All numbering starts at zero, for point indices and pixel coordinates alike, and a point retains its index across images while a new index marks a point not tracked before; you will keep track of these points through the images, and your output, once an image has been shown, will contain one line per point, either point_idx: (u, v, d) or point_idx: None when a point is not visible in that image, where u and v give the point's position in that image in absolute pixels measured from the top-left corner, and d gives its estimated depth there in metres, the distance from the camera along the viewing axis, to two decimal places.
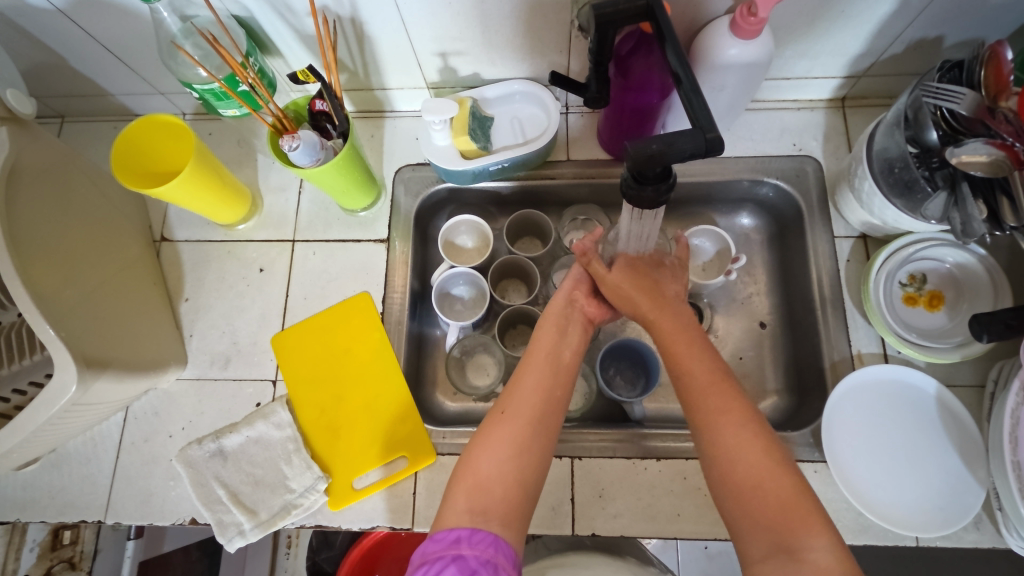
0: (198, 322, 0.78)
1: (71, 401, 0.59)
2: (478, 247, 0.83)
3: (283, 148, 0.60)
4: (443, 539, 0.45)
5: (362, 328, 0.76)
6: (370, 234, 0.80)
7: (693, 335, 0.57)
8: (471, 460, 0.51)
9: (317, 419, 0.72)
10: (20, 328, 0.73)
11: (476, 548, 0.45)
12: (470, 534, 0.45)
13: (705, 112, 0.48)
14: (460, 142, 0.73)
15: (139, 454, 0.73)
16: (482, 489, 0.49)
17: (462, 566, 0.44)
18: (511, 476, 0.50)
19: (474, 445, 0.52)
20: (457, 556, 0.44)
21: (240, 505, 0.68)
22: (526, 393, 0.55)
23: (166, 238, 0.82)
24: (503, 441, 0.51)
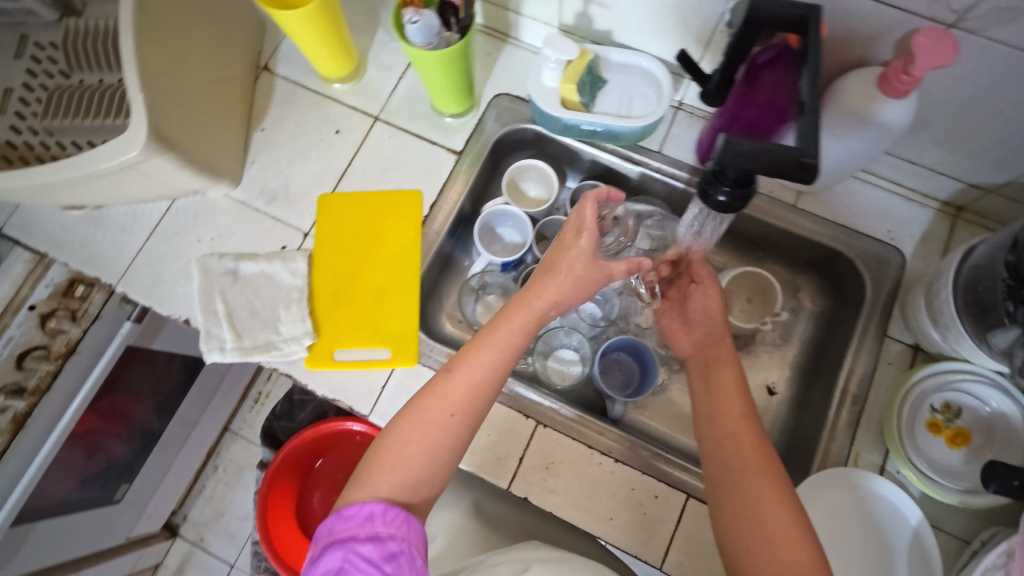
0: (262, 153, 0.81)
1: (128, 161, 0.63)
2: (538, 199, 0.83)
3: (405, 17, 0.62)
4: (354, 516, 0.48)
5: (401, 221, 0.77)
6: (447, 140, 0.81)
7: (739, 382, 0.58)
8: (396, 447, 0.52)
9: (327, 283, 0.74)
10: (116, 90, 0.79)
11: (387, 526, 0.48)
12: (384, 511, 0.48)
13: (811, 139, 0.46)
14: (566, 90, 0.73)
15: (166, 244, 0.77)
16: (408, 483, 0.51)
17: (375, 541, 0.47)
18: (439, 470, 0.53)
19: (405, 427, 0.53)
20: (370, 534, 0.47)
21: (231, 324, 0.72)
22: (471, 391, 0.54)
23: (269, 68, 0.85)
24: (436, 437, 0.53)
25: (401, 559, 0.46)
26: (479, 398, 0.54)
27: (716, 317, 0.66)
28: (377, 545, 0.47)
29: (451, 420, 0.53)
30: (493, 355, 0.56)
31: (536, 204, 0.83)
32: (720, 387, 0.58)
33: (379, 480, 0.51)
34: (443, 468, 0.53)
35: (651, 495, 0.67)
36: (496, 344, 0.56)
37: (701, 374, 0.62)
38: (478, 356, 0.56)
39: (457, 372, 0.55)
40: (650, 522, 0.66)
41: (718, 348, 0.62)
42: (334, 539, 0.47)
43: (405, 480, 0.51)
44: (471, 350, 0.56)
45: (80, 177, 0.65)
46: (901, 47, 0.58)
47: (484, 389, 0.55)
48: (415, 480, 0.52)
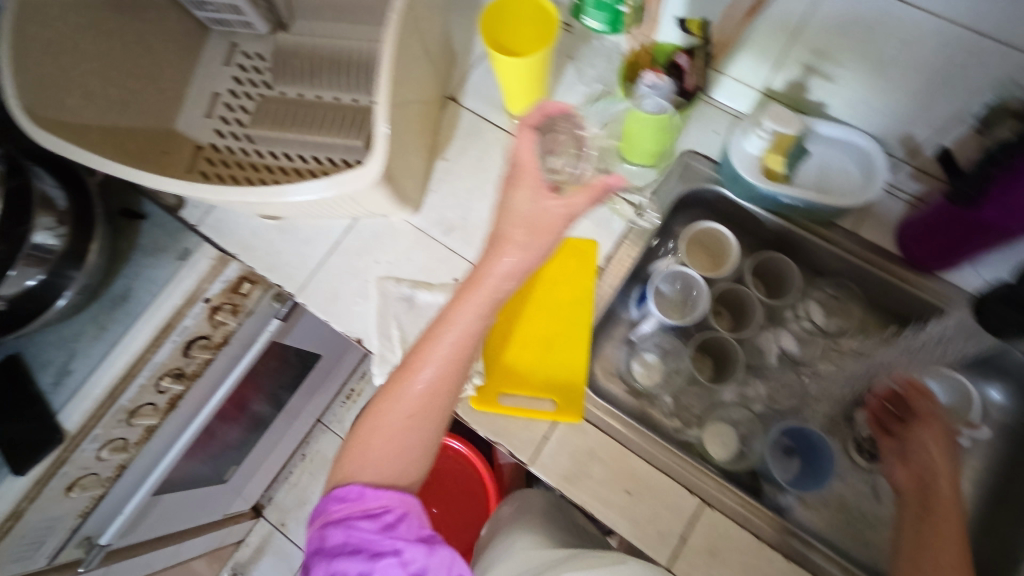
0: (444, 183, 0.82)
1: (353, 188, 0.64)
2: (711, 261, 0.80)
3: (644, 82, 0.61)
4: (340, 499, 0.53)
5: (576, 270, 0.76)
6: (627, 193, 0.80)
7: (954, 500, 0.58)
8: (366, 440, 0.56)
9: (499, 324, 0.75)
10: (335, 111, 0.83)
11: (374, 498, 0.53)
12: (373, 488, 0.54)
13: None
14: (771, 160, 0.71)
15: (346, 261, 0.79)
16: (384, 474, 0.55)
17: (368, 513, 0.53)
18: (412, 464, 0.57)
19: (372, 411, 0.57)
20: (369, 511, 0.53)
21: (405, 352, 0.73)
22: (423, 373, 0.56)
23: (456, 98, 0.86)
24: (399, 435, 0.56)
25: (402, 530, 0.52)
26: (438, 400, 0.57)
27: (947, 469, 0.61)
28: (386, 526, 0.52)
29: (406, 420, 0.56)
30: (448, 344, 0.56)
31: (709, 266, 0.80)
32: (938, 522, 0.56)
33: (364, 465, 0.55)
34: (408, 456, 0.56)
35: None
36: (451, 332, 0.56)
37: (914, 510, 0.59)
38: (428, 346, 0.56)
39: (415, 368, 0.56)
40: None
41: (941, 498, 0.58)
42: (331, 519, 0.53)
43: (388, 475, 0.55)
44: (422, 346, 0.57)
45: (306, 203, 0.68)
46: None
47: (447, 377, 0.56)
48: (397, 481, 0.55)
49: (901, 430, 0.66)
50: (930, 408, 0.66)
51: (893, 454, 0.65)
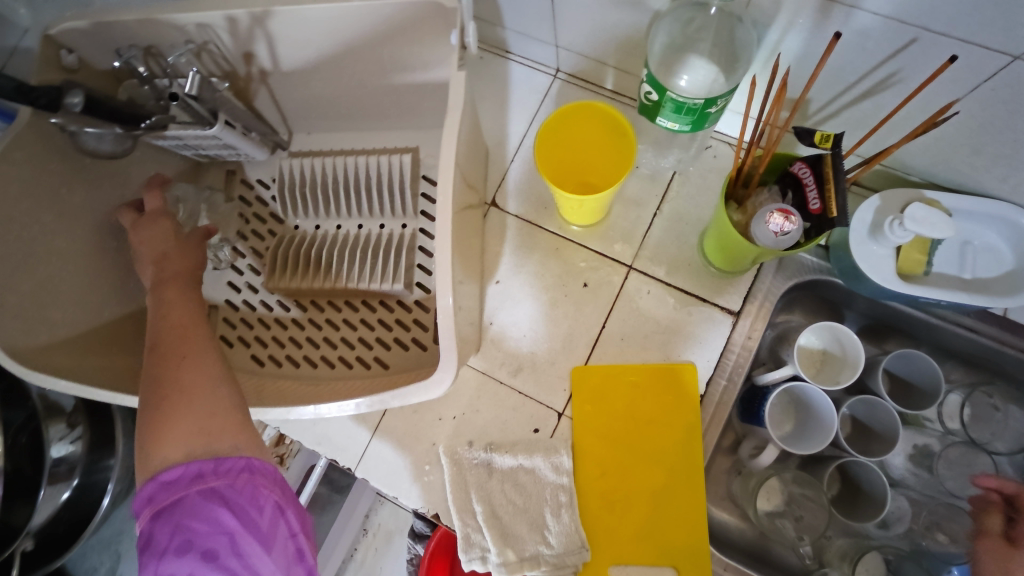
0: (500, 311, 0.70)
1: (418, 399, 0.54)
2: (823, 360, 0.66)
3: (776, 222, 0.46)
4: (175, 480, 0.42)
5: (675, 403, 0.65)
6: (719, 297, 0.67)
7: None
8: (170, 416, 0.45)
9: (595, 482, 0.64)
10: (362, 243, 0.72)
11: (224, 479, 0.42)
12: (214, 463, 0.43)
13: None
14: (906, 259, 0.58)
15: (405, 422, 0.68)
16: (162, 399, 0.46)
17: (208, 496, 0.42)
18: (232, 425, 0.46)
19: (160, 358, 0.50)
20: (204, 491, 0.42)
21: (493, 531, 0.63)
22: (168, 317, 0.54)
23: (496, 203, 0.73)
24: (202, 399, 0.46)
25: (243, 488, 0.43)
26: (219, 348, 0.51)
27: None
28: (224, 502, 0.42)
29: (192, 366, 0.49)
30: (185, 302, 0.55)
31: (820, 367, 0.66)
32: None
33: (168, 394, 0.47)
34: (224, 417, 0.46)
35: None
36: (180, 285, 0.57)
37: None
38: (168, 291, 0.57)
39: (173, 323, 0.52)
40: None
41: None
42: (160, 506, 0.41)
43: (169, 400, 0.46)
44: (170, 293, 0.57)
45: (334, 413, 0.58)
46: None
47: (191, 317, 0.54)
48: (189, 407, 0.46)
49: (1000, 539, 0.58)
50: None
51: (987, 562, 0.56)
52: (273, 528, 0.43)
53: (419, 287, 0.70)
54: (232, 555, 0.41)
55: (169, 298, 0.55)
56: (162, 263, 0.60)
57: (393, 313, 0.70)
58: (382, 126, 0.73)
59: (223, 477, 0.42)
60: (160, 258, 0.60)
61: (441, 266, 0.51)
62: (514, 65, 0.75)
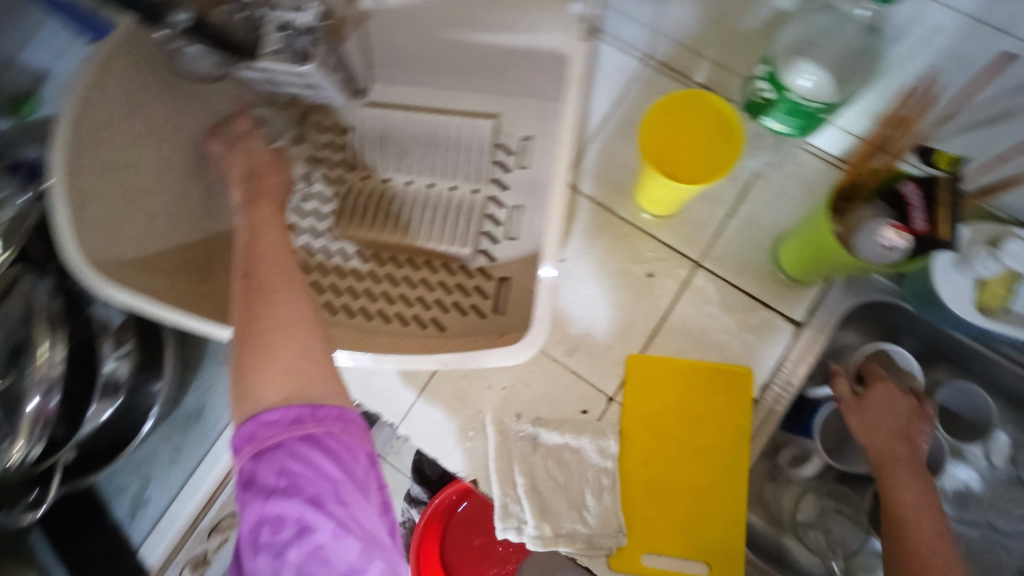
0: (562, 290, 0.70)
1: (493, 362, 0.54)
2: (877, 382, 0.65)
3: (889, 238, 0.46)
4: (276, 421, 0.42)
5: (727, 404, 0.65)
6: (784, 305, 0.67)
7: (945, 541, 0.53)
8: (266, 345, 0.45)
9: (637, 470, 0.64)
10: (432, 203, 0.71)
11: (322, 425, 0.43)
12: (312, 410, 0.43)
13: None
14: (986, 292, 0.58)
15: (454, 387, 0.69)
16: (255, 325, 0.46)
17: (309, 441, 0.42)
18: (323, 360, 0.46)
19: (251, 287, 0.48)
20: (305, 436, 0.42)
21: (531, 505, 0.63)
22: (258, 250, 0.53)
23: (570, 182, 0.73)
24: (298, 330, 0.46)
25: (340, 436, 0.43)
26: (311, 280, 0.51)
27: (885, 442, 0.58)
28: (323, 449, 0.42)
29: (287, 292, 0.48)
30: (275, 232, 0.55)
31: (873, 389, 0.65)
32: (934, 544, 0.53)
33: (262, 330, 0.46)
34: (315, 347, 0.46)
35: None
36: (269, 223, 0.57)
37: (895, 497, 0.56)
38: (258, 227, 0.56)
39: (265, 251, 0.52)
40: None
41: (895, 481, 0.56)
42: (262, 449, 0.41)
43: (264, 327, 0.46)
44: (259, 230, 0.56)
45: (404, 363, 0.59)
46: None
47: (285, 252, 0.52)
48: (287, 335, 0.45)
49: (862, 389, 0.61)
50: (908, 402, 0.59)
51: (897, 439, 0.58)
52: (366, 479, 0.44)
53: (484, 254, 0.70)
54: (336, 502, 0.41)
55: (259, 226, 0.56)
56: (253, 195, 0.61)
57: (454, 277, 0.70)
58: (467, 88, 0.72)
59: (321, 423, 0.43)
60: (248, 179, 0.63)
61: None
62: (606, 45, 0.74)
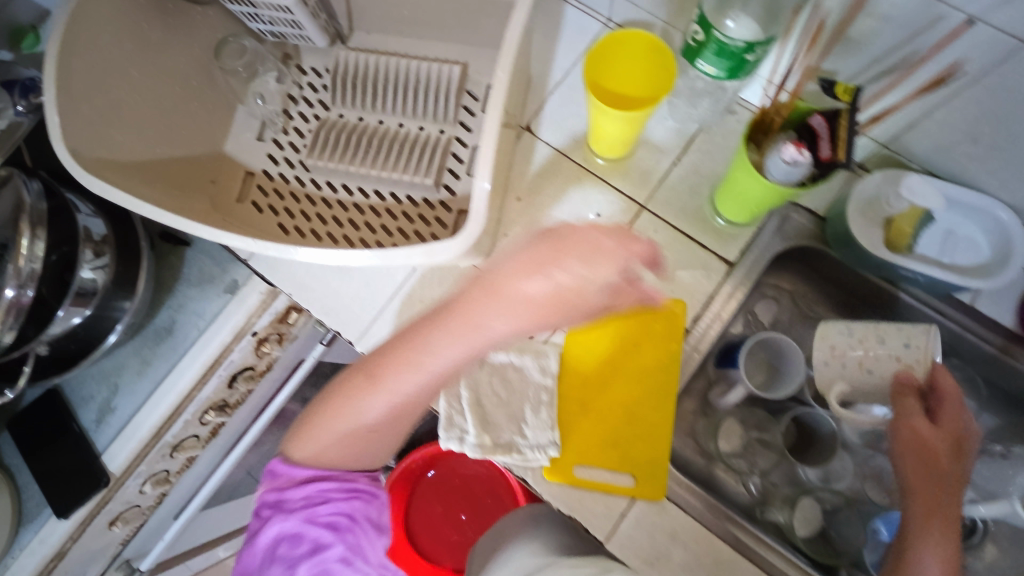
0: (516, 226, 0.75)
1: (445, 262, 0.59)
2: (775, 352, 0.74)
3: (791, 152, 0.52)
4: (349, 411, 0.70)
5: (661, 332, 0.70)
6: (718, 247, 0.73)
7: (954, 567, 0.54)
8: (407, 416, 0.66)
9: (575, 388, 0.69)
10: (399, 138, 0.77)
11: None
12: (366, 434, 0.71)
13: None
14: (893, 231, 0.64)
15: (410, 309, 0.73)
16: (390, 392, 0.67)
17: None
18: (417, 405, 0.70)
19: (432, 332, 0.65)
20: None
21: (475, 416, 0.68)
22: (470, 315, 0.62)
23: (530, 130, 0.78)
24: (407, 407, 0.69)
25: None
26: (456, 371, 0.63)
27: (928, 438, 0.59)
28: None
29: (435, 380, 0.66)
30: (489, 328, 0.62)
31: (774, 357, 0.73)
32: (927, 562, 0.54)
33: (420, 372, 0.65)
34: (417, 411, 0.71)
35: None
36: (488, 309, 0.63)
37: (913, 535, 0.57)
38: (478, 314, 0.64)
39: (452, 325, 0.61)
40: None
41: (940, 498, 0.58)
42: None
43: (391, 392, 0.67)
44: (482, 301, 0.63)
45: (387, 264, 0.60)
46: None
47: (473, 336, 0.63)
48: (417, 415, 0.70)
49: (914, 407, 0.60)
50: (958, 430, 0.60)
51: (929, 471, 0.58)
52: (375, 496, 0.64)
53: (445, 188, 0.75)
54: None
55: (494, 322, 0.59)
56: (534, 264, 0.60)
57: (417, 207, 0.75)
58: (438, 37, 0.78)
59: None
60: (583, 254, 0.61)
61: (483, 149, 0.57)
62: (569, 6, 0.80)
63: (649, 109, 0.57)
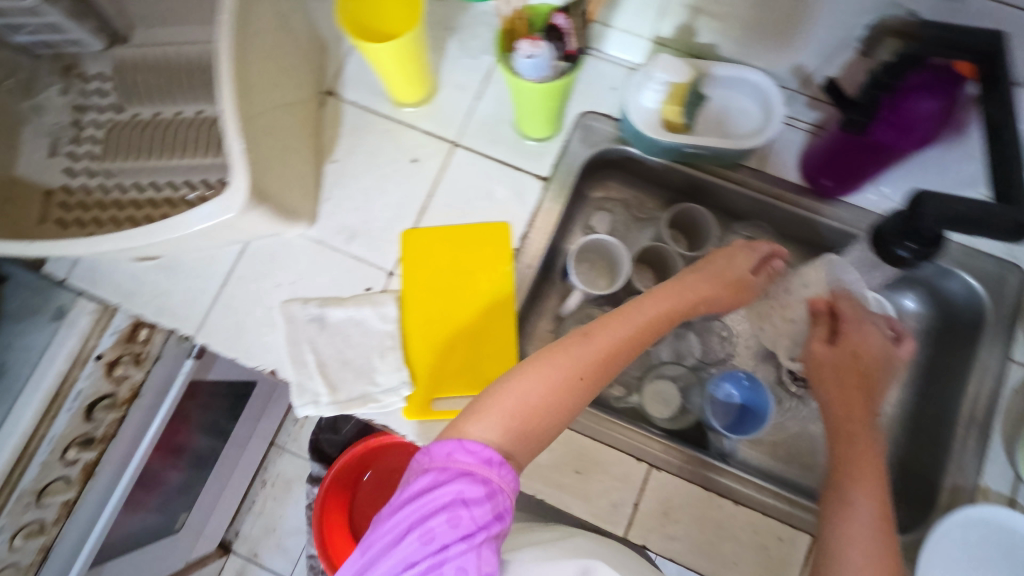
0: (337, 188, 0.76)
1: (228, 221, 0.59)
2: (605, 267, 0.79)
3: (523, 49, 0.55)
4: (476, 454, 0.48)
5: (491, 257, 0.73)
6: (531, 166, 0.76)
7: (873, 453, 0.57)
8: (507, 393, 0.53)
9: (420, 327, 0.71)
10: (201, 127, 0.75)
11: (500, 477, 0.48)
12: (463, 445, 0.49)
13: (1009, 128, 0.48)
14: (668, 112, 0.68)
15: (243, 290, 0.72)
16: (499, 399, 0.53)
17: (490, 490, 0.48)
18: (549, 425, 0.53)
19: (531, 374, 0.54)
20: (487, 479, 0.48)
21: (325, 377, 0.68)
22: (576, 369, 0.55)
23: (334, 93, 0.79)
24: (545, 396, 0.53)
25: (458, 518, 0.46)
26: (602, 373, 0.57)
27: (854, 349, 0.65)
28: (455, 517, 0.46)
29: (551, 369, 0.55)
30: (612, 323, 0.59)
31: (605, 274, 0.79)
32: (847, 450, 0.57)
33: (494, 410, 0.52)
34: (548, 410, 0.53)
35: (774, 537, 0.66)
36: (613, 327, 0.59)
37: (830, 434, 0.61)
38: (564, 350, 0.56)
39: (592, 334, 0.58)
40: (776, 565, 0.65)
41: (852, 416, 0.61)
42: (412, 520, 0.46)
43: (507, 401, 0.53)
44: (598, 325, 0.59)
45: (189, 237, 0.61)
46: None
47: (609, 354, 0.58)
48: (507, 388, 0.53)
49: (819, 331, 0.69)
50: (869, 340, 0.66)
51: (850, 384, 0.63)
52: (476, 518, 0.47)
53: None
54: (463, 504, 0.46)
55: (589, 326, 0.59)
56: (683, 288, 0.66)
57: (196, 192, 0.72)
58: None
59: (501, 477, 0.48)
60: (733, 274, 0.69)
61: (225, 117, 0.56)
62: None
63: (414, 37, 0.61)
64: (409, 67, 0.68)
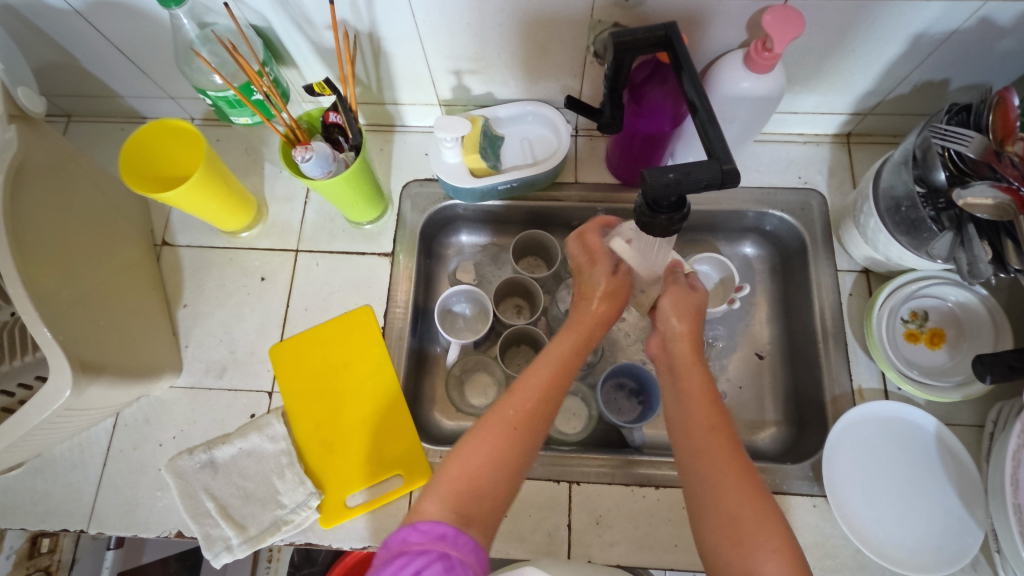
0: (195, 329, 0.77)
1: (64, 406, 0.58)
2: (477, 316, 0.82)
3: (296, 158, 0.61)
4: (428, 531, 0.45)
5: (361, 342, 0.75)
6: (375, 247, 0.80)
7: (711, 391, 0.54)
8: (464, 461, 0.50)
9: (312, 433, 0.71)
10: (15, 327, 0.70)
11: (461, 550, 0.45)
12: (415, 528, 0.45)
13: (699, 92, 0.52)
14: (470, 160, 0.73)
15: (126, 462, 0.71)
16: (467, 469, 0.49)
17: (449, 565, 0.43)
18: (504, 479, 0.50)
19: (478, 439, 0.51)
20: (444, 554, 0.44)
21: (229, 519, 0.66)
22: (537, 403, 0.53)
23: (167, 242, 0.81)
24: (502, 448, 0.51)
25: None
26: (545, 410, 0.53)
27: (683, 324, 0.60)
28: None
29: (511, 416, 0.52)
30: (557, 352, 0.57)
31: (478, 323, 0.82)
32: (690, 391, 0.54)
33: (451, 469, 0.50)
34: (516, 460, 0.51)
35: None
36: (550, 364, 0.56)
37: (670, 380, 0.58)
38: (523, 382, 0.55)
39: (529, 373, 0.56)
40: None
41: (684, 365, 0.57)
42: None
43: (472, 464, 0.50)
44: (535, 364, 0.56)
45: (40, 429, 0.60)
46: (753, 31, 0.62)
47: (551, 390, 0.54)
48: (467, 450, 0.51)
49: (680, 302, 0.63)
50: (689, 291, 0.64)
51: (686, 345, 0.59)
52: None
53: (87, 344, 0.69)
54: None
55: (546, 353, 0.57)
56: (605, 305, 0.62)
57: (13, 398, 0.67)
58: None
59: (462, 548, 0.45)
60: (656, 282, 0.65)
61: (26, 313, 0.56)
62: None
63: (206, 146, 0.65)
64: (223, 194, 0.71)
